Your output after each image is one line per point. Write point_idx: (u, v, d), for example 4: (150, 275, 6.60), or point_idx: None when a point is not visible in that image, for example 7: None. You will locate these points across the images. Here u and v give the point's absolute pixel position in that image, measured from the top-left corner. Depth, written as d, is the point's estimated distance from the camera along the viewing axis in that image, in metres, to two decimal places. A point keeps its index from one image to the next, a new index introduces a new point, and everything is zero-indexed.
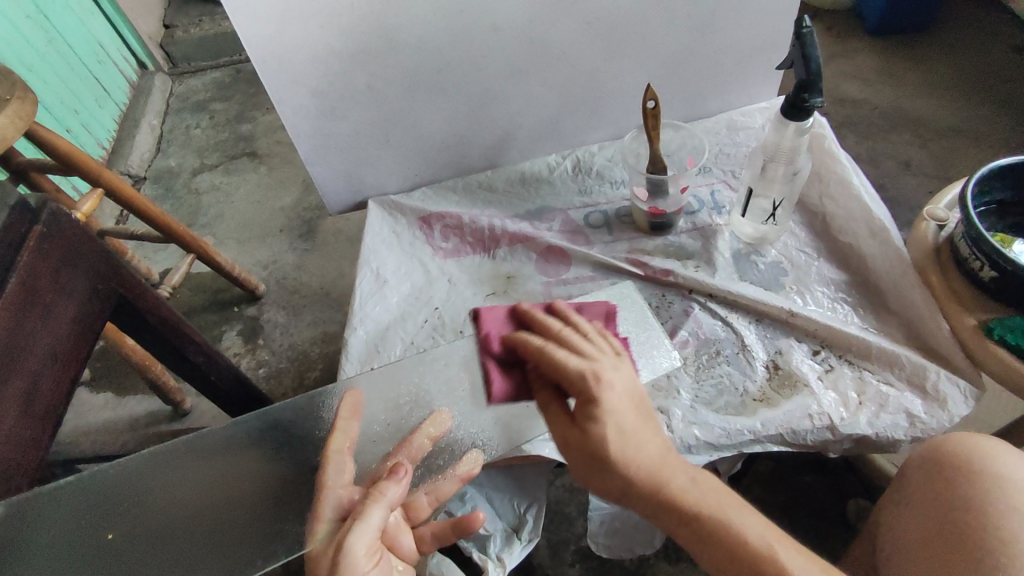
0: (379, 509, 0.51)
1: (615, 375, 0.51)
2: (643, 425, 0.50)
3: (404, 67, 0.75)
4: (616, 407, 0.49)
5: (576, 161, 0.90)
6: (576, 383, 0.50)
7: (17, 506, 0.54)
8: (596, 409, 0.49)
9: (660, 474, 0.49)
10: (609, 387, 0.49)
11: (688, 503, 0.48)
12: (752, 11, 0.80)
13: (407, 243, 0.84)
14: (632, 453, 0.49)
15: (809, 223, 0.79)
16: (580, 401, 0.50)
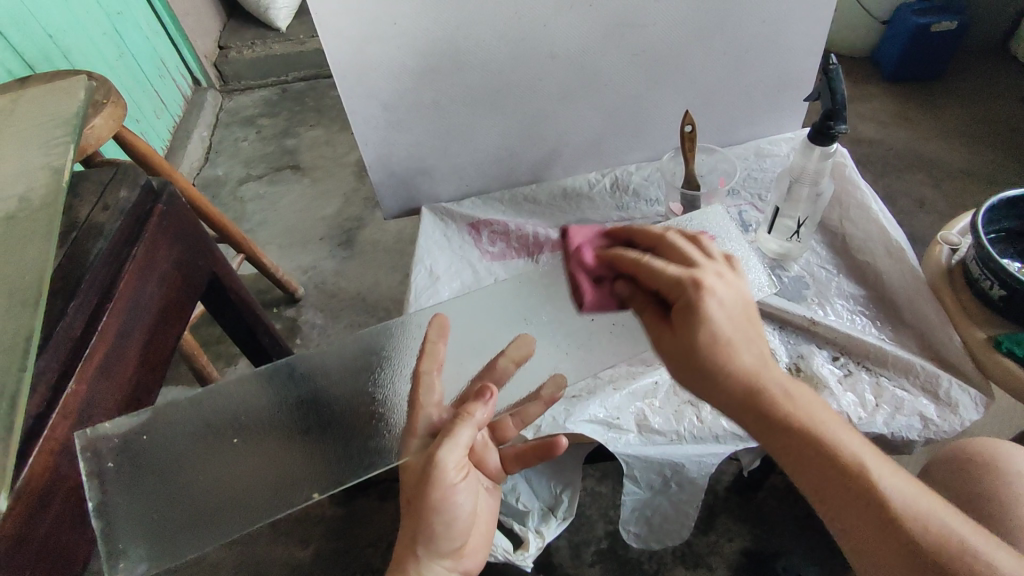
0: (468, 428, 0.55)
1: (718, 283, 0.52)
2: (744, 333, 0.51)
3: (468, 87, 0.84)
4: (721, 310, 0.50)
5: (614, 180, 0.98)
6: (672, 287, 0.53)
7: (147, 415, 0.60)
8: (695, 312, 0.50)
9: (756, 377, 0.50)
10: (712, 293, 0.51)
11: (782, 407, 0.49)
12: (781, 50, 0.89)
13: (457, 246, 0.91)
14: (730, 348, 0.50)
15: (830, 243, 0.86)
16: (680, 305, 0.52)
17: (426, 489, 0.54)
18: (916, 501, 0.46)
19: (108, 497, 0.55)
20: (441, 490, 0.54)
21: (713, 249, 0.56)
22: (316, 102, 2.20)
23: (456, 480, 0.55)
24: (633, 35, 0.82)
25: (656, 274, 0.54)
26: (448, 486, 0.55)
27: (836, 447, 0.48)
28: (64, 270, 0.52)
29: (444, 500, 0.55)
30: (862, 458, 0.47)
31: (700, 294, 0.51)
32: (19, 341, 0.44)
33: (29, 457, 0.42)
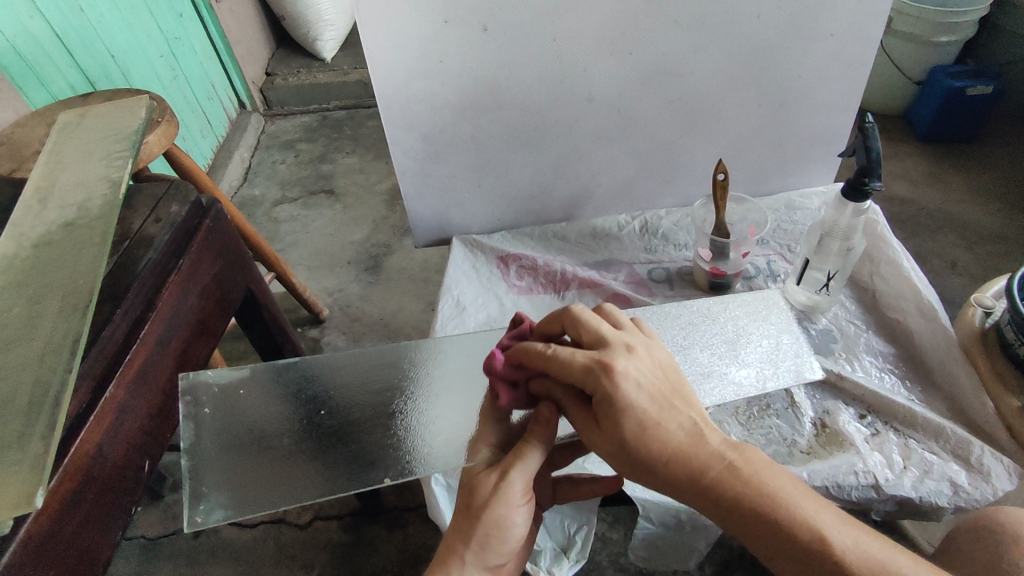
0: (539, 451, 0.54)
1: (633, 364, 0.51)
2: (668, 409, 0.50)
3: (507, 126, 0.87)
4: (636, 397, 0.50)
5: (644, 223, 0.99)
6: (586, 378, 0.51)
7: (246, 373, 0.65)
8: (615, 403, 0.49)
9: (701, 453, 0.48)
10: (625, 376, 0.50)
11: (725, 482, 0.47)
12: (816, 107, 0.90)
13: (485, 278, 0.92)
14: (651, 429, 0.49)
15: (860, 298, 0.85)
16: (598, 396, 0.50)
17: (492, 502, 0.51)
18: (872, 551, 0.45)
19: (199, 442, 0.59)
20: (508, 508, 0.52)
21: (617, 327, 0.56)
22: (353, 131, 2.28)
23: (520, 500, 0.53)
24: (670, 84, 0.84)
25: (565, 362, 0.52)
26: (512, 505, 0.52)
27: (786, 502, 0.46)
28: (112, 277, 0.54)
29: (504, 519, 0.51)
30: (814, 515, 0.46)
31: (612, 381, 0.50)
32: (67, 343, 0.46)
33: (66, 457, 0.43)
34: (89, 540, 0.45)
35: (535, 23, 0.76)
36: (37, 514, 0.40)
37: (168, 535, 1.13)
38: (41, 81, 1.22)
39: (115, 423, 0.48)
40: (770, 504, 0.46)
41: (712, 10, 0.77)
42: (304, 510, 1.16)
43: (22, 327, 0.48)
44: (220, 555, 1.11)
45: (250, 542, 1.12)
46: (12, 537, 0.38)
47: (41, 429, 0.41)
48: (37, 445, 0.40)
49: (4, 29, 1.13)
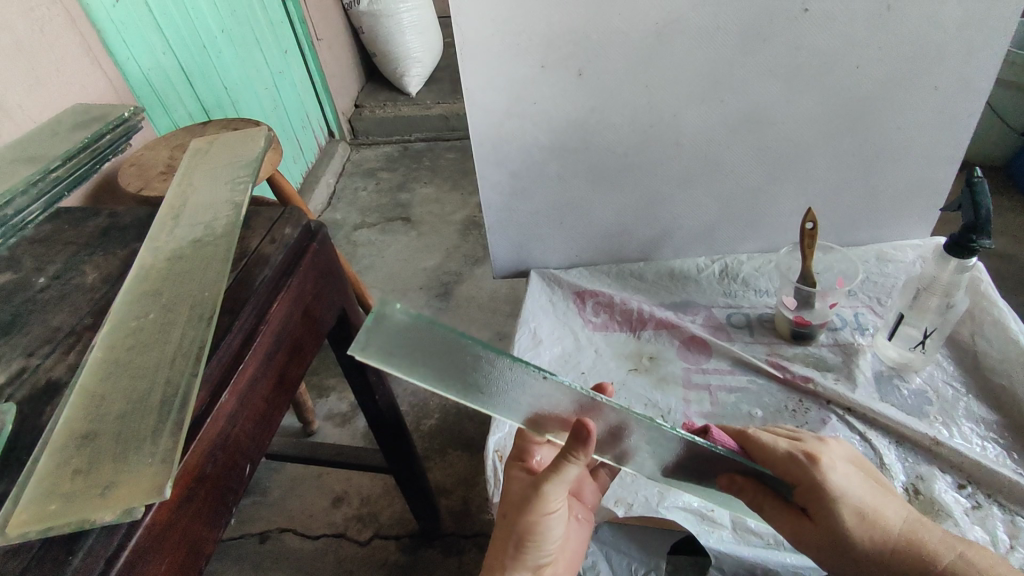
0: (571, 469, 0.52)
1: (838, 475, 0.56)
2: (880, 497, 0.57)
3: (593, 166, 0.89)
4: (845, 486, 0.56)
5: (724, 267, 0.98)
6: (796, 468, 0.57)
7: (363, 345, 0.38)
8: (826, 492, 0.55)
9: (906, 534, 0.55)
10: (832, 467, 0.57)
11: (938, 556, 0.53)
12: (913, 157, 0.87)
13: (561, 312, 0.94)
14: (863, 519, 0.55)
15: (959, 359, 0.80)
16: (805, 487, 0.57)
17: (522, 509, 0.57)
18: None
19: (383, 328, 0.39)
20: (539, 515, 0.56)
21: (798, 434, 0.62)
22: (432, 162, 2.37)
23: (555, 506, 0.57)
24: (761, 130, 0.84)
25: (769, 449, 0.59)
26: (547, 508, 0.57)
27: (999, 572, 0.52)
28: (232, 292, 0.58)
29: (538, 521, 0.57)
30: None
31: (820, 469, 0.56)
32: (193, 349, 0.50)
33: (186, 454, 0.47)
34: (197, 533, 0.48)
35: (629, 69, 0.79)
36: (158, 505, 0.44)
37: (236, 538, 1.18)
38: (167, 110, 1.34)
39: (225, 427, 0.51)
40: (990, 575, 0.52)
41: (808, 61, 0.77)
42: (364, 527, 1.19)
43: (157, 332, 0.53)
44: (284, 562, 1.14)
45: (311, 552, 1.16)
46: (139, 523, 0.42)
47: (170, 426, 0.45)
48: (167, 440, 0.44)
49: (142, 63, 1.26)
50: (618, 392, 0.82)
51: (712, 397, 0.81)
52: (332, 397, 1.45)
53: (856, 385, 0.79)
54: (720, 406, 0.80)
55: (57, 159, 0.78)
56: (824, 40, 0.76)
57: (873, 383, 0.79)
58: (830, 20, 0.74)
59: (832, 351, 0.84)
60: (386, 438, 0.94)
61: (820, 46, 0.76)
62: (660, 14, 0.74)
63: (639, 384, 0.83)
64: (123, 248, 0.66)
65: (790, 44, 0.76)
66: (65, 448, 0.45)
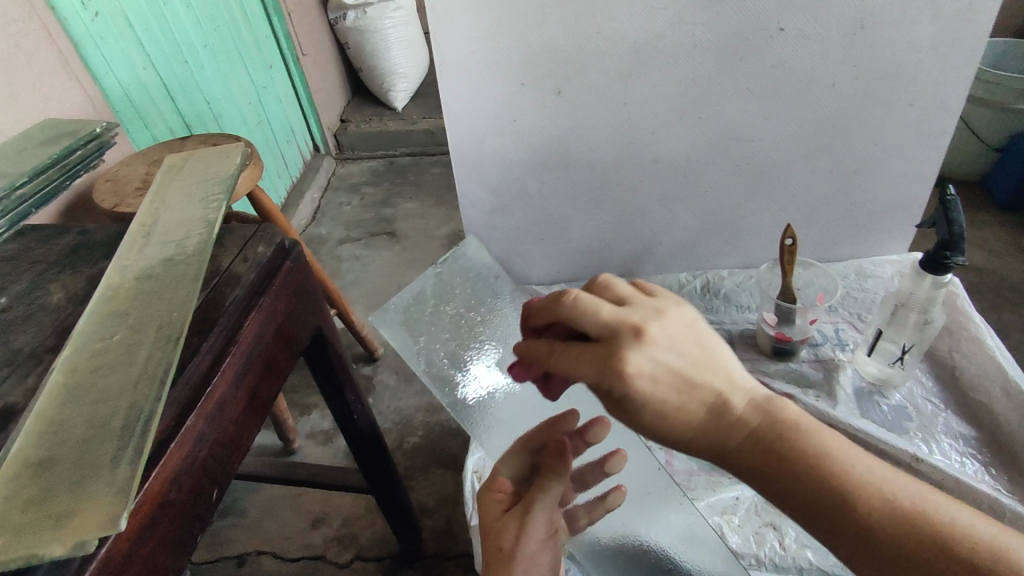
0: (559, 487, 0.54)
1: (650, 352, 0.44)
2: (690, 393, 0.45)
3: (573, 182, 0.89)
4: (653, 390, 0.44)
5: (706, 282, 0.97)
6: (599, 368, 0.45)
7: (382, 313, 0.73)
8: (626, 400, 0.44)
9: (726, 425, 0.45)
10: (638, 373, 0.43)
11: (780, 454, 0.44)
12: (890, 174, 0.88)
13: None
14: (663, 418, 0.45)
15: (937, 375, 0.81)
16: (614, 394, 0.45)
17: (515, 551, 0.52)
18: (954, 515, 0.41)
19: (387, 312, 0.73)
20: (532, 545, 0.53)
21: (631, 296, 0.49)
22: (417, 177, 2.37)
23: (545, 535, 0.54)
24: (739, 147, 0.85)
25: (575, 363, 0.46)
26: (537, 536, 0.53)
27: (841, 465, 0.43)
28: (202, 311, 0.57)
29: (529, 554, 0.52)
30: (873, 479, 0.43)
31: (623, 379, 0.43)
32: (158, 371, 0.49)
33: (148, 480, 0.45)
34: (159, 563, 0.46)
35: (607, 87, 0.79)
36: (116, 537, 0.42)
37: (213, 561, 1.15)
38: (146, 124, 1.33)
39: (193, 450, 0.50)
40: (831, 472, 0.43)
41: (783, 79, 0.78)
42: (344, 549, 1.16)
43: (123, 353, 0.52)
44: None
45: None
46: (93, 555, 0.40)
47: (130, 452, 0.43)
48: (125, 467, 0.42)
49: (121, 78, 1.25)
50: None
51: None
52: (313, 415, 1.43)
53: (835, 401, 0.79)
54: None
55: (25, 176, 0.76)
56: (798, 58, 0.76)
57: (853, 399, 0.79)
58: (805, 38, 0.75)
59: (812, 366, 0.84)
60: (365, 458, 0.92)
61: (795, 64, 0.77)
62: (638, 33, 0.74)
63: None
64: (91, 265, 0.65)
65: (766, 63, 0.77)
66: (18, 476, 0.43)
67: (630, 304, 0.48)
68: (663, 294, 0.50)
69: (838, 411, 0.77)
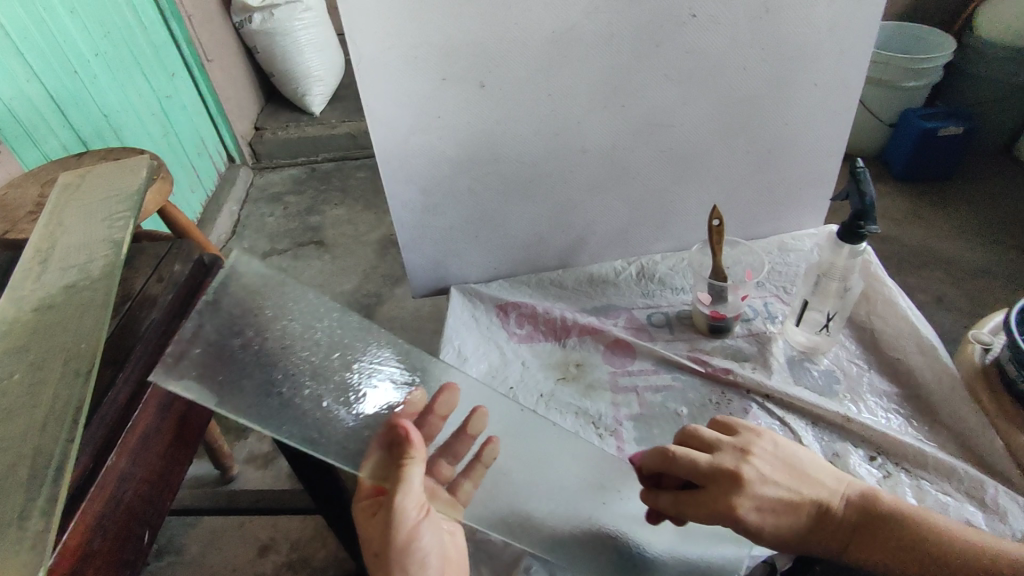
0: (418, 471, 0.48)
1: (751, 493, 0.56)
2: (797, 514, 0.56)
3: (503, 176, 0.88)
4: (762, 519, 0.56)
5: (640, 268, 0.99)
6: (717, 512, 0.57)
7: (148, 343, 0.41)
8: (747, 532, 0.56)
9: (831, 531, 0.56)
10: (744, 509, 0.56)
11: (888, 543, 0.54)
12: (802, 152, 0.93)
13: (485, 327, 0.92)
14: (779, 537, 0.56)
15: (859, 337, 0.85)
16: (736, 529, 0.57)
17: (388, 547, 0.49)
18: None
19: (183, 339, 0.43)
20: (405, 536, 0.49)
21: (720, 441, 0.61)
22: (342, 183, 2.29)
23: (420, 522, 0.50)
24: (662, 133, 0.87)
25: (696, 511, 0.58)
26: (408, 520, 0.49)
27: (942, 544, 0.52)
28: (116, 340, 0.53)
29: (412, 542, 0.50)
30: (972, 547, 0.52)
31: (738, 519, 0.55)
32: (69, 410, 0.44)
33: (64, 534, 0.42)
34: None
35: (530, 79, 0.79)
36: None
37: None
38: (35, 142, 1.21)
39: (118, 492, 0.46)
40: (932, 550, 0.52)
41: (699, 64, 0.81)
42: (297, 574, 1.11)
43: (25, 395, 0.46)
44: None
45: None
46: None
47: (43, 503, 0.39)
48: (39, 521, 0.38)
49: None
50: (548, 404, 0.81)
51: (639, 399, 0.82)
52: (251, 438, 1.36)
53: (771, 370, 0.83)
54: (648, 408, 0.81)
55: None
56: (711, 43, 0.79)
57: (786, 367, 0.83)
58: (715, 24, 0.77)
59: (745, 340, 0.87)
60: (311, 476, 0.88)
61: (708, 49, 0.79)
62: (557, 22, 0.75)
63: (567, 394, 0.83)
64: None
65: (681, 49, 0.79)
66: None
67: (717, 450, 0.60)
68: (745, 431, 0.62)
69: (774, 382, 0.81)
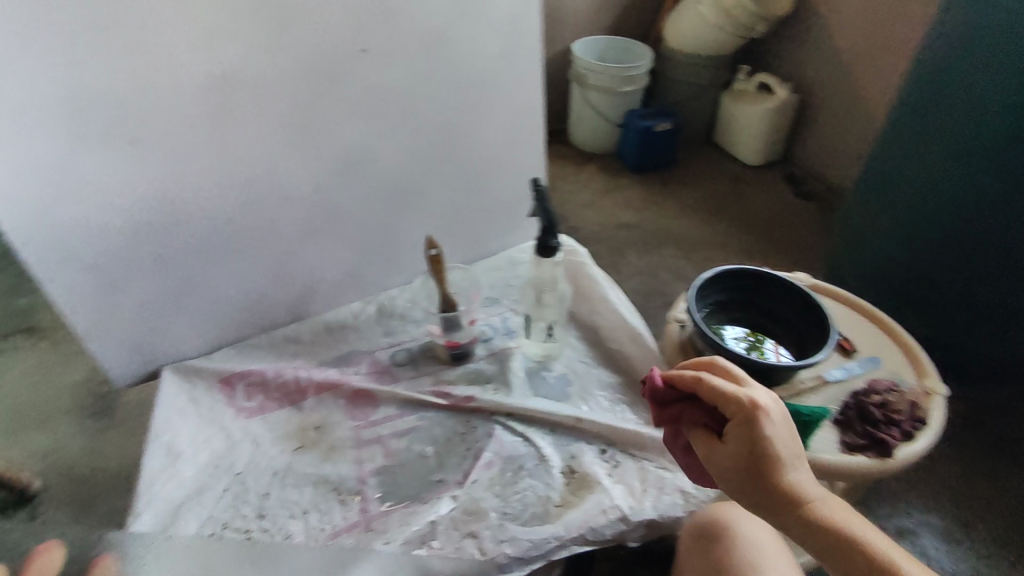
0: None
1: (773, 418, 0.48)
2: (790, 448, 0.48)
3: (194, 238, 0.77)
4: (778, 435, 0.48)
5: (379, 306, 0.95)
6: (731, 404, 0.48)
7: None
8: (753, 438, 0.47)
9: (778, 467, 0.47)
10: (772, 425, 0.47)
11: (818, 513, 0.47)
12: (512, 171, 0.96)
13: (206, 409, 0.80)
14: (773, 458, 0.47)
15: (585, 335, 0.91)
16: (733, 427, 0.48)
17: None
18: None
19: None
20: None
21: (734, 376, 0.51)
22: None
23: None
24: (366, 170, 0.83)
25: (719, 400, 0.49)
26: None
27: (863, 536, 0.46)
28: None
29: None
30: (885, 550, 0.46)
31: (761, 424, 0.47)
32: None
33: None
34: None
35: (193, 130, 0.70)
36: None
37: None
38: None
39: None
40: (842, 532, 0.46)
41: (386, 98, 0.78)
42: None
43: None
44: None
45: None
46: None
47: None
48: None
49: None
50: (283, 481, 0.74)
51: (384, 449, 0.78)
52: None
53: (510, 386, 0.84)
54: (394, 457, 0.77)
55: None
56: (391, 77, 0.77)
57: (525, 380, 0.85)
58: (390, 58, 0.76)
59: (484, 360, 0.88)
60: None
61: (390, 83, 0.78)
62: (207, 65, 0.67)
63: (305, 463, 0.76)
64: None
65: (362, 84, 0.76)
66: None
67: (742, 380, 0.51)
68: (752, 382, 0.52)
69: (513, 398, 0.82)
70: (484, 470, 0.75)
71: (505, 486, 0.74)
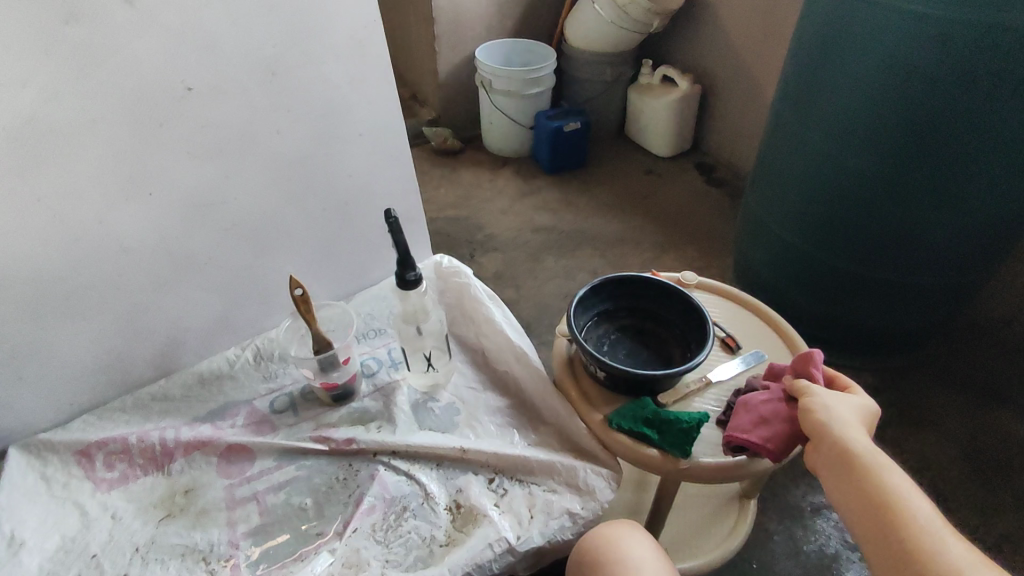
0: None
1: (859, 401, 0.61)
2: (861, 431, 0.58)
3: (21, 305, 0.71)
4: (842, 417, 0.58)
5: (256, 351, 0.90)
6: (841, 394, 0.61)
7: None
8: (827, 416, 0.58)
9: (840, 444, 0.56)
10: (843, 404, 0.59)
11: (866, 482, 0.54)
12: (382, 197, 0.93)
13: (59, 487, 0.74)
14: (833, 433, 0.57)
15: (473, 359, 0.90)
16: (810, 411, 0.59)
17: None
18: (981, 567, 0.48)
19: None
20: None
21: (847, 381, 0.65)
22: None
23: None
24: (216, 212, 0.79)
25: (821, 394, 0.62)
26: None
27: (909, 508, 0.52)
28: None
29: None
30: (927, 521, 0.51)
31: (829, 405, 0.59)
32: None
33: None
34: None
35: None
36: None
37: None
38: None
39: None
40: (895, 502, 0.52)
41: (224, 136, 0.74)
42: None
43: None
44: None
45: None
46: None
47: None
48: None
49: None
50: (144, 557, 0.69)
51: (259, 507, 0.73)
52: None
53: (393, 422, 0.80)
54: (270, 514, 0.73)
55: None
56: (226, 113, 0.73)
57: (411, 413, 0.82)
58: (221, 94, 0.71)
59: (370, 397, 0.84)
60: None
61: (226, 120, 0.73)
62: (1, 119, 0.61)
63: (171, 534, 0.71)
64: None
65: (193, 123, 0.71)
66: None
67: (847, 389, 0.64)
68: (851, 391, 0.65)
69: (397, 435, 0.79)
70: (365, 516, 0.72)
71: (389, 532, 0.71)
